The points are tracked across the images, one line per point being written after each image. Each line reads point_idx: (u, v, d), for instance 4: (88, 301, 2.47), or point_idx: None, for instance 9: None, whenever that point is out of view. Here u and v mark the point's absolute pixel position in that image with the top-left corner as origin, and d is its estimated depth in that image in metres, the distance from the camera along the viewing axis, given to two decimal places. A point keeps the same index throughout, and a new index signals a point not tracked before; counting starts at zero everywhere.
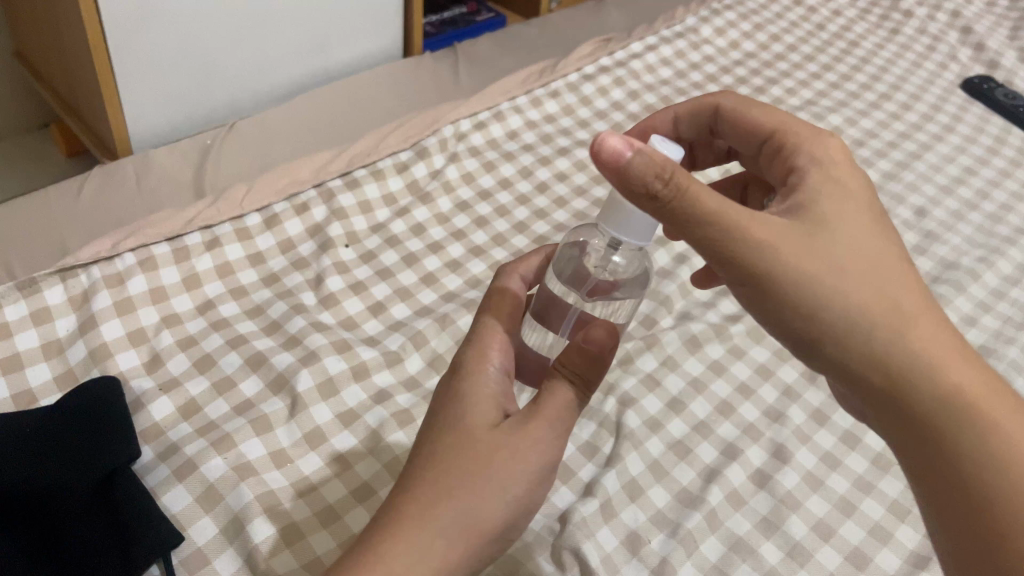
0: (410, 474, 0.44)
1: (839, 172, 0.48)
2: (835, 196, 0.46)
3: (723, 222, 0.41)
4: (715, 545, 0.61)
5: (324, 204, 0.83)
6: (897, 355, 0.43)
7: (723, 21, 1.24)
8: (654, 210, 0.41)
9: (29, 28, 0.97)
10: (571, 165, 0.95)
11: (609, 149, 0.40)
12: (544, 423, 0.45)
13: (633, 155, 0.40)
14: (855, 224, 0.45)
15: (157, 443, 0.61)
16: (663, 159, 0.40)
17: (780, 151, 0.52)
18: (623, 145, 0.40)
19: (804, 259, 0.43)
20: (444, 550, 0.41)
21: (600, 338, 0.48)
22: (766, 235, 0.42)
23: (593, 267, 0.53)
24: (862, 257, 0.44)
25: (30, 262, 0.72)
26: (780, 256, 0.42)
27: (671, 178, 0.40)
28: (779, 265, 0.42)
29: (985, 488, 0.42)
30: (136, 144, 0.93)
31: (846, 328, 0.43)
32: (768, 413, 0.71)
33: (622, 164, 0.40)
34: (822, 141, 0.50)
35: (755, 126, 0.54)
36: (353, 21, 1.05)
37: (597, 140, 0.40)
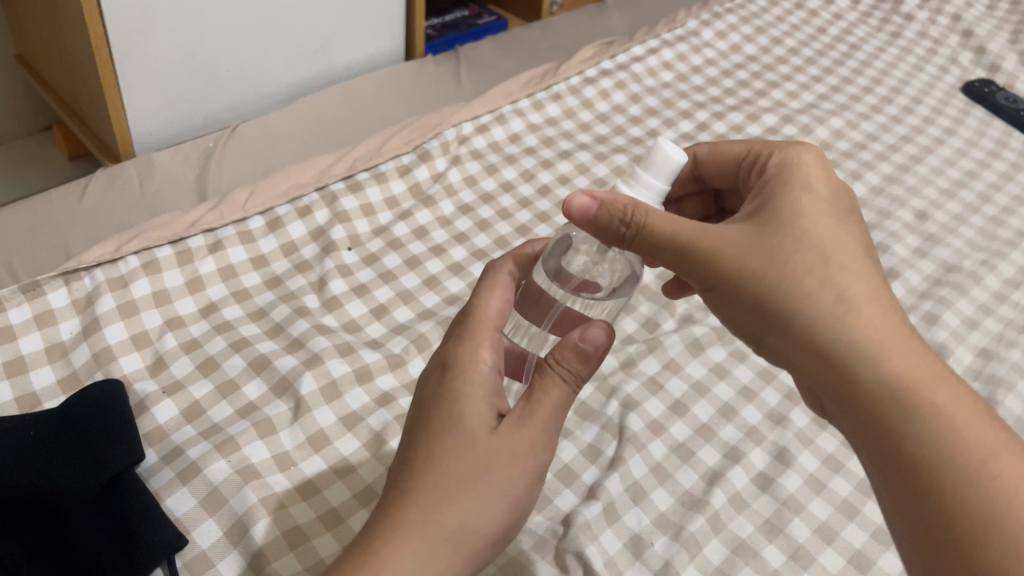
0: (408, 478, 0.43)
1: (808, 175, 0.48)
2: (801, 198, 0.47)
3: (676, 241, 0.44)
4: (718, 548, 0.61)
5: (327, 207, 0.83)
6: (845, 348, 0.43)
7: (724, 25, 1.24)
8: (628, 245, 0.46)
9: (32, 32, 0.98)
10: (573, 168, 0.95)
11: (577, 206, 0.46)
12: (539, 425, 0.45)
13: (598, 207, 0.45)
14: (814, 223, 0.45)
15: (161, 447, 0.62)
16: (623, 204, 0.45)
17: (756, 169, 0.53)
18: (589, 199, 0.46)
19: (754, 264, 0.44)
20: (446, 556, 0.42)
21: (595, 338, 0.47)
22: (718, 244, 0.44)
23: (578, 269, 0.55)
24: (816, 256, 0.44)
25: (33, 265, 0.73)
26: (730, 264, 0.44)
27: (632, 218, 0.44)
28: (732, 274, 0.44)
29: (943, 488, 0.40)
30: (139, 147, 0.93)
31: (794, 327, 0.44)
32: (771, 416, 0.71)
33: (590, 216, 0.45)
34: (795, 150, 0.50)
35: (731, 155, 0.56)
36: (355, 24, 1.05)
37: (563, 203, 0.45)
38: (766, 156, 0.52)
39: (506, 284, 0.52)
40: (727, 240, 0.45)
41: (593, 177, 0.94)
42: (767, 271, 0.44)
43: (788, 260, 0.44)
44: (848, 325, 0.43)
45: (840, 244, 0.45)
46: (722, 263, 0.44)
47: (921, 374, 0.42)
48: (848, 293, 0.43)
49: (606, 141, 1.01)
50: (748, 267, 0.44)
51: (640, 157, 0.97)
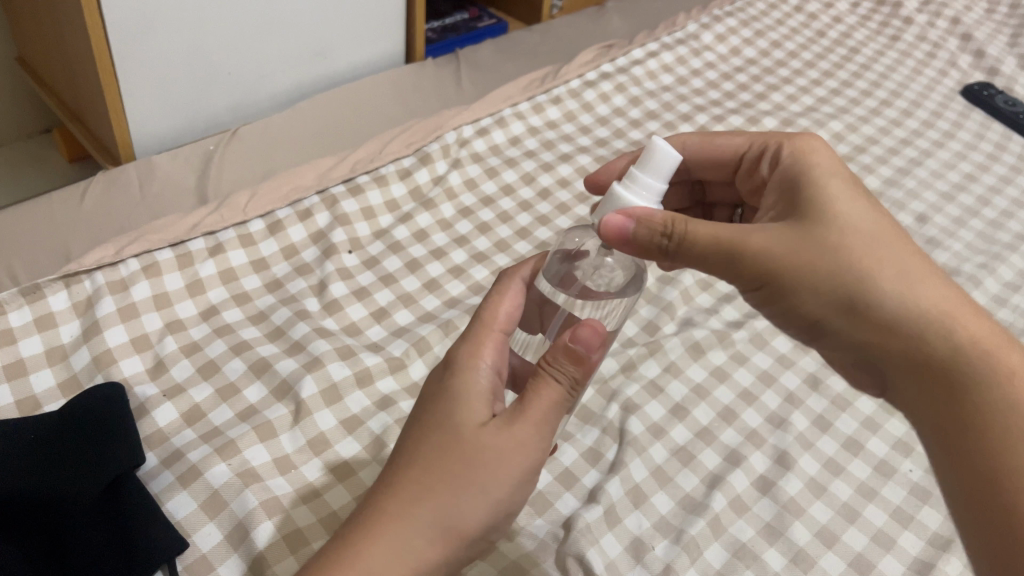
0: (396, 471, 0.44)
1: (829, 163, 0.50)
2: (833, 188, 0.48)
3: (720, 245, 0.46)
4: (719, 552, 0.61)
5: (328, 210, 0.83)
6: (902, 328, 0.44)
7: (724, 28, 1.25)
8: (671, 258, 0.47)
9: (32, 35, 0.98)
10: (573, 171, 0.95)
11: (612, 225, 0.46)
12: (530, 425, 0.45)
13: (635, 222, 0.46)
14: (850, 208, 0.47)
15: (161, 450, 0.62)
16: (662, 216, 0.46)
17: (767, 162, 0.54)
18: (625, 216, 0.47)
19: (804, 256, 0.45)
20: (423, 549, 0.42)
21: (587, 338, 0.47)
22: (763, 244, 0.46)
23: (581, 274, 0.55)
24: (861, 239, 0.46)
25: (33, 268, 0.72)
26: (780, 261, 0.45)
27: (673, 228, 0.46)
28: (784, 271, 0.45)
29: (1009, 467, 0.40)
30: (139, 149, 0.93)
31: (852, 315, 0.45)
32: (771, 419, 0.71)
33: (627, 232, 0.46)
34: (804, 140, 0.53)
35: (732, 145, 0.58)
36: (355, 27, 1.05)
37: (599, 224, 0.46)
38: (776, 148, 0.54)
39: (518, 291, 0.52)
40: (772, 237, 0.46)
41: None
42: (817, 263, 0.45)
43: (837, 247, 0.45)
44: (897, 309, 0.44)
45: (878, 225, 0.47)
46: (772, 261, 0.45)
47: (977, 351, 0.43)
48: (894, 271, 0.45)
49: (606, 144, 1.01)
50: (799, 261, 0.45)
51: None
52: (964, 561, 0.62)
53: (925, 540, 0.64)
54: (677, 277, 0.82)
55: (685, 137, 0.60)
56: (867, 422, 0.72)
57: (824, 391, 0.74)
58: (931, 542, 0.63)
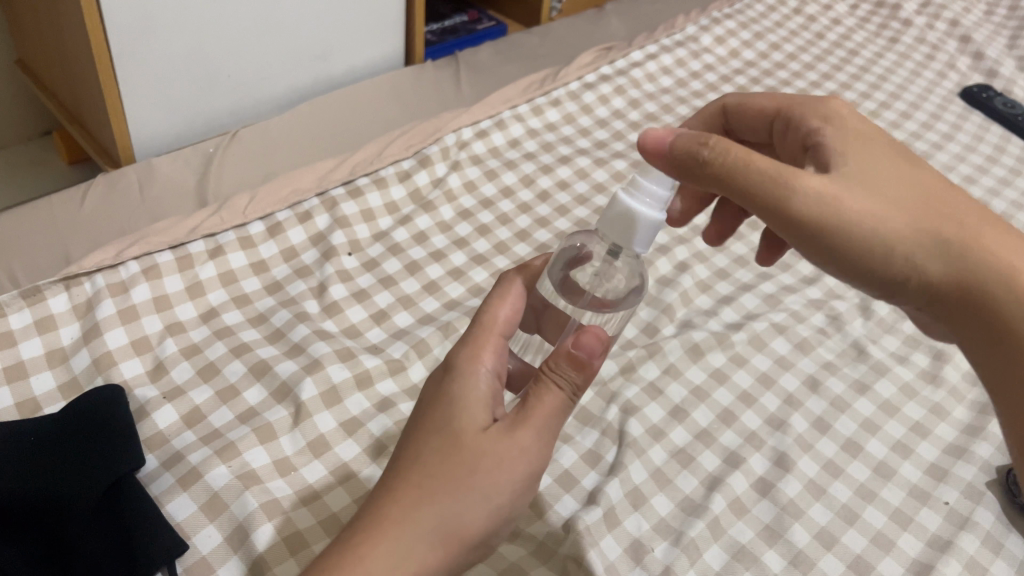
0: (395, 475, 0.44)
1: (853, 122, 0.51)
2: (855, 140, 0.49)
3: (783, 186, 0.44)
4: (719, 554, 0.61)
5: (327, 212, 0.83)
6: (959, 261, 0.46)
7: (723, 30, 1.25)
8: (712, 183, 0.45)
9: (32, 38, 0.98)
10: (573, 174, 0.95)
11: (651, 137, 0.47)
12: (531, 431, 0.45)
13: (675, 139, 0.46)
14: (884, 157, 0.48)
15: (161, 453, 0.62)
16: (700, 139, 0.45)
17: (793, 128, 0.54)
18: (663, 133, 0.47)
19: (865, 202, 0.45)
20: (424, 554, 0.42)
21: (590, 345, 0.47)
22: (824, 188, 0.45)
23: (587, 285, 0.57)
24: (904, 188, 0.47)
25: (33, 270, 0.73)
26: (844, 205, 0.44)
27: (715, 155, 0.44)
28: (851, 215, 0.44)
29: None
30: (139, 152, 0.93)
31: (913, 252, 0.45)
32: (770, 421, 0.71)
33: (666, 147, 0.46)
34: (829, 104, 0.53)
35: (762, 109, 0.58)
36: (354, 29, 1.05)
37: (639, 133, 0.46)
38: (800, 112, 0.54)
39: (519, 293, 0.52)
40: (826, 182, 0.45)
41: (592, 183, 0.94)
42: (876, 208, 0.45)
43: (885, 191, 0.46)
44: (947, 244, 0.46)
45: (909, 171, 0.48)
46: (839, 206, 0.44)
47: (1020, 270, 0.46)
48: (939, 210, 0.46)
49: (605, 146, 1.01)
50: (861, 206, 0.45)
51: (640, 162, 0.98)
52: (963, 562, 0.62)
53: (924, 541, 0.64)
54: (676, 280, 0.82)
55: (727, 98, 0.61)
56: (867, 424, 0.72)
57: (823, 393, 0.74)
58: (930, 543, 0.64)
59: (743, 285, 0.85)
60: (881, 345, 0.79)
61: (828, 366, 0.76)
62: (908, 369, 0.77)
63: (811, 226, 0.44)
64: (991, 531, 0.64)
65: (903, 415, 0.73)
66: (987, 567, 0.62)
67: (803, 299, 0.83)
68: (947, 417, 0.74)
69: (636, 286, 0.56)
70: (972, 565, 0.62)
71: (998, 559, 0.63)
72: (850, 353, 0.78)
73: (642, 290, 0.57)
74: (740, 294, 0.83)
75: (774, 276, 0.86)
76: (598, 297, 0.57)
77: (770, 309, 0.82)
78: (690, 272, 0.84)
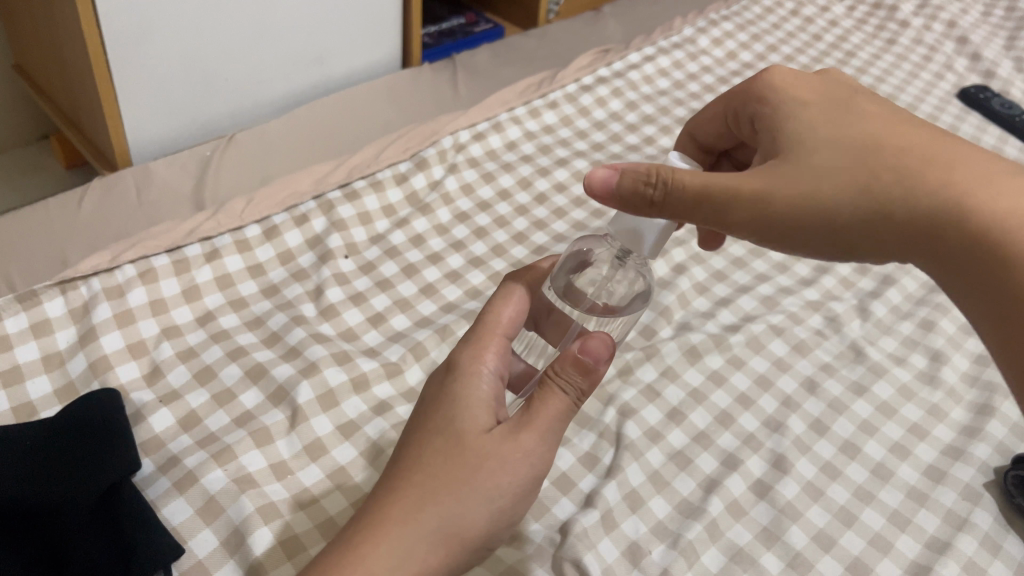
0: (397, 475, 0.43)
1: (789, 90, 0.51)
2: (799, 110, 0.50)
3: (719, 192, 0.45)
4: (716, 556, 0.61)
5: (324, 215, 0.83)
6: (908, 213, 0.45)
7: (720, 32, 1.25)
8: (656, 210, 0.46)
9: (29, 43, 0.98)
10: (570, 176, 0.95)
11: (598, 180, 0.46)
12: (536, 433, 0.45)
13: (620, 177, 0.46)
14: (822, 124, 0.48)
15: (157, 456, 0.61)
16: (643, 168, 0.46)
17: (741, 114, 0.55)
18: (607, 173, 0.47)
19: (794, 181, 0.46)
20: (426, 554, 0.41)
21: (597, 350, 0.47)
22: (760, 183, 0.46)
23: (591, 289, 0.56)
24: (847, 152, 0.47)
25: (30, 274, 0.72)
26: (784, 192, 0.46)
27: (657, 176, 0.46)
28: (794, 203, 0.46)
29: None
30: (136, 156, 0.93)
31: (859, 214, 0.46)
32: (768, 423, 0.71)
33: (612, 188, 0.46)
34: (770, 76, 0.53)
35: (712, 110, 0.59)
36: (352, 33, 1.06)
37: (585, 178, 0.46)
38: (744, 95, 0.54)
39: (523, 295, 0.52)
40: (765, 173, 0.47)
41: None
42: (817, 186, 0.46)
43: (824, 161, 0.47)
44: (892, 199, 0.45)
45: (852, 129, 0.48)
46: (779, 196, 0.46)
47: (986, 207, 0.45)
48: (880, 164, 0.46)
49: (602, 148, 1.01)
50: (803, 189, 0.46)
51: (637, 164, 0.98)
52: (961, 564, 0.62)
53: (922, 543, 0.64)
54: (674, 282, 0.82)
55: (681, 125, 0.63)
56: (865, 425, 0.72)
57: (822, 394, 0.74)
58: (929, 545, 0.64)
59: (740, 287, 0.85)
60: (879, 346, 0.79)
61: (826, 368, 0.76)
62: (906, 370, 0.77)
63: (752, 220, 0.46)
64: (989, 533, 0.64)
65: (901, 417, 0.73)
66: (986, 569, 0.62)
67: (800, 300, 0.83)
68: (945, 418, 0.74)
69: (642, 291, 0.56)
70: (971, 567, 0.62)
71: (997, 560, 0.63)
72: (848, 354, 0.78)
73: (648, 295, 0.57)
74: (737, 295, 0.83)
75: (771, 277, 0.86)
76: (603, 305, 0.56)
77: (768, 311, 0.81)
78: (687, 274, 0.84)
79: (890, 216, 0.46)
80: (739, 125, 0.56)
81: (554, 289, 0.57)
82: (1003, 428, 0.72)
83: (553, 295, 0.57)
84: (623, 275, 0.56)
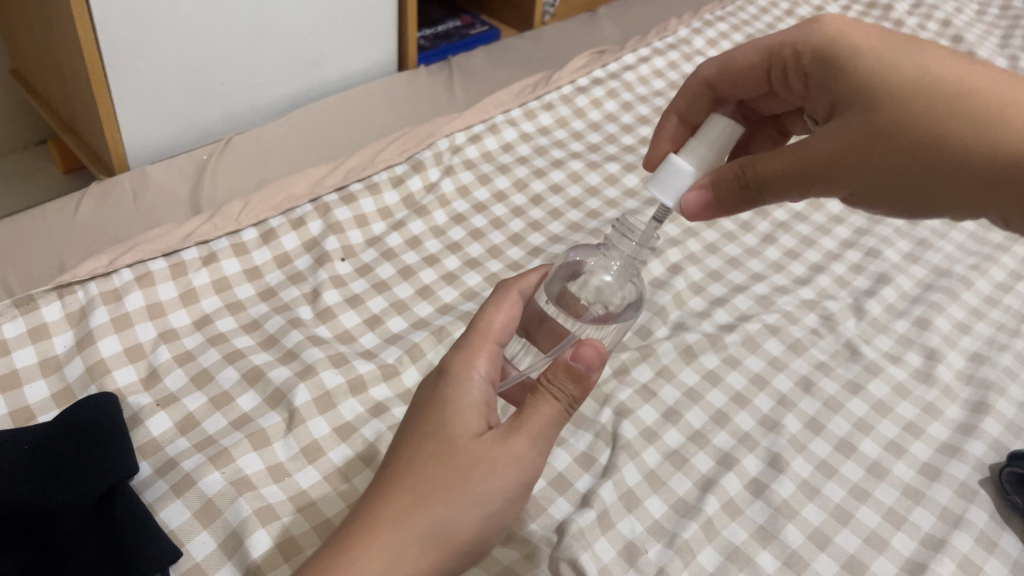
0: (388, 478, 0.44)
1: (853, 39, 0.52)
2: (865, 57, 0.51)
3: (794, 167, 0.50)
4: (712, 555, 0.61)
5: (320, 218, 0.83)
6: (986, 155, 0.47)
7: (715, 32, 1.25)
8: (759, 198, 0.52)
9: (26, 49, 0.98)
10: (566, 177, 0.96)
11: (691, 200, 0.53)
12: (527, 438, 0.45)
13: (709, 185, 0.53)
14: (888, 70, 0.50)
15: (155, 459, 0.62)
16: (728, 168, 0.52)
17: (793, 70, 0.57)
18: (699, 188, 0.53)
19: (867, 139, 0.49)
20: (415, 558, 0.42)
21: (589, 356, 0.47)
22: (833, 146, 0.50)
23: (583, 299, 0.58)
24: (920, 95, 0.48)
25: (28, 279, 0.73)
26: (859, 153, 0.49)
27: (744, 174, 0.51)
28: (869, 161, 0.49)
29: None
30: (133, 159, 0.93)
31: (936, 163, 0.48)
32: (764, 423, 0.71)
33: (709, 193, 0.53)
34: (820, 29, 0.54)
35: (749, 63, 0.59)
36: (346, 37, 1.06)
37: (678, 206, 0.54)
38: (793, 50, 0.56)
39: (514, 302, 0.53)
40: (833, 136, 0.50)
41: (585, 187, 0.95)
42: (890, 141, 0.49)
43: (895, 113, 0.49)
44: (965, 143, 0.47)
45: (922, 70, 0.49)
46: (854, 158, 0.49)
47: None
48: (952, 110, 0.48)
49: (598, 150, 1.02)
50: (877, 146, 0.49)
51: (633, 165, 0.99)
52: (957, 562, 0.62)
53: (918, 541, 0.64)
54: (669, 282, 0.83)
55: (704, 69, 0.62)
56: (860, 424, 0.72)
57: (817, 393, 0.74)
58: (924, 543, 0.64)
59: (736, 287, 0.85)
60: (874, 344, 0.79)
61: (821, 367, 0.76)
62: (902, 368, 0.77)
63: (830, 182, 0.50)
64: (984, 530, 0.64)
65: (896, 415, 0.73)
66: (981, 566, 0.62)
67: (796, 300, 0.83)
68: (940, 415, 0.74)
69: (633, 299, 0.58)
70: (967, 564, 0.62)
71: (992, 557, 0.63)
72: (843, 353, 0.78)
73: (639, 303, 0.58)
74: (733, 295, 0.83)
75: (767, 277, 0.87)
76: (599, 312, 0.57)
77: (763, 310, 0.82)
78: (682, 274, 0.84)
79: (970, 159, 0.48)
80: (787, 80, 0.58)
81: (547, 295, 0.59)
82: (998, 425, 0.73)
83: (546, 300, 0.59)
84: (616, 284, 0.57)
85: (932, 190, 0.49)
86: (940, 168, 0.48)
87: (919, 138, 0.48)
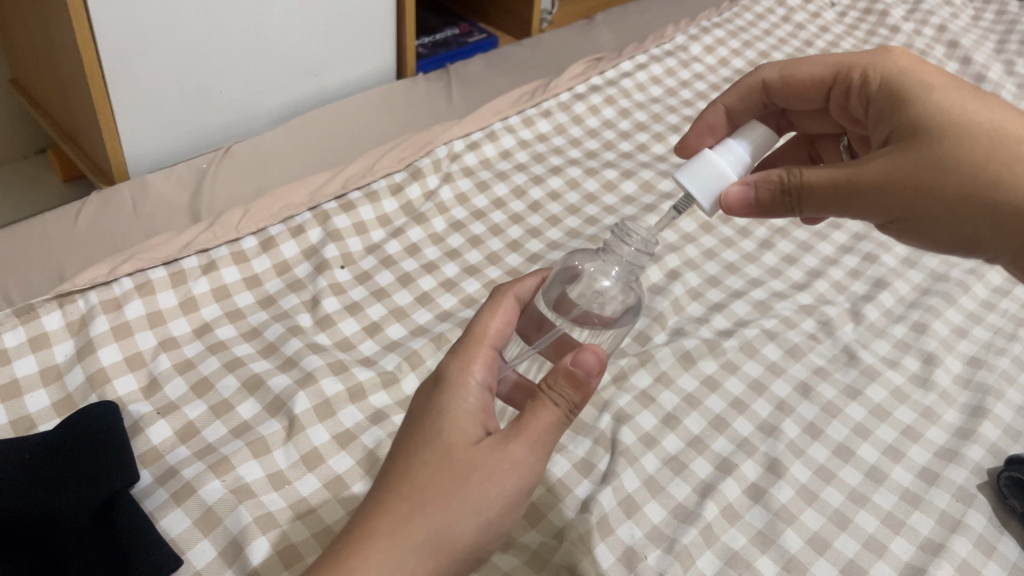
0: (385, 488, 0.44)
1: (918, 75, 0.54)
2: (928, 93, 0.52)
3: (841, 182, 0.50)
4: (711, 561, 0.62)
5: (319, 226, 0.84)
6: None
7: (712, 39, 1.26)
8: (797, 212, 0.53)
9: (26, 58, 0.99)
10: (564, 184, 0.96)
11: (733, 197, 0.54)
12: (525, 444, 0.46)
13: (751, 187, 0.53)
14: (947, 109, 0.51)
15: (155, 468, 0.62)
16: (769, 172, 0.53)
17: (857, 92, 0.58)
18: (741, 187, 0.54)
19: (919, 170, 0.49)
20: (414, 566, 0.42)
21: (589, 362, 0.47)
22: (885, 171, 0.50)
23: (581, 302, 0.59)
24: (981, 141, 0.49)
25: (29, 289, 0.73)
26: (911, 181, 0.49)
27: (787, 182, 0.52)
28: (917, 192, 0.49)
29: None
30: (133, 168, 0.94)
31: (981, 207, 0.49)
32: (762, 428, 0.72)
33: (749, 197, 0.53)
34: (892, 61, 0.56)
35: (815, 80, 0.62)
36: (344, 45, 1.06)
37: (722, 200, 0.54)
38: (862, 74, 0.57)
39: (509, 306, 0.53)
40: (886, 161, 0.50)
41: (583, 193, 0.96)
42: (942, 176, 0.49)
43: (948, 151, 0.49)
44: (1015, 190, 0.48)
45: (979, 116, 0.50)
46: (906, 186, 0.49)
47: None
48: (1006, 156, 0.49)
49: (595, 157, 1.02)
50: (927, 178, 0.49)
51: (631, 171, 0.99)
52: (955, 565, 0.62)
53: (916, 545, 0.64)
54: (667, 288, 0.83)
55: (765, 73, 0.65)
56: (859, 428, 0.72)
57: (816, 398, 0.74)
58: (923, 547, 0.64)
59: (734, 293, 0.85)
60: (872, 349, 0.79)
61: (819, 371, 0.77)
62: (899, 373, 0.77)
63: (875, 206, 0.50)
64: (983, 534, 0.65)
65: (895, 419, 0.73)
66: (980, 570, 0.62)
67: (794, 305, 0.84)
68: (938, 420, 0.74)
69: (632, 304, 0.59)
70: (965, 567, 0.62)
71: (990, 561, 0.63)
72: (842, 357, 0.79)
73: (637, 308, 0.59)
74: (731, 301, 0.83)
75: (765, 282, 0.87)
76: (598, 317, 0.58)
77: (761, 316, 0.82)
78: (680, 279, 0.85)
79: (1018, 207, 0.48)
80: (848, 99, 0.60)
81: (545, 301, 0.59)
82: (996, 429, 0.73)
83: (545, 307, 0.59)
84: (615, 290, 0.57)
85: (976, 234, 0.50)
86: (985, 212, 0.49)
87: (969, 179, 0.49)
